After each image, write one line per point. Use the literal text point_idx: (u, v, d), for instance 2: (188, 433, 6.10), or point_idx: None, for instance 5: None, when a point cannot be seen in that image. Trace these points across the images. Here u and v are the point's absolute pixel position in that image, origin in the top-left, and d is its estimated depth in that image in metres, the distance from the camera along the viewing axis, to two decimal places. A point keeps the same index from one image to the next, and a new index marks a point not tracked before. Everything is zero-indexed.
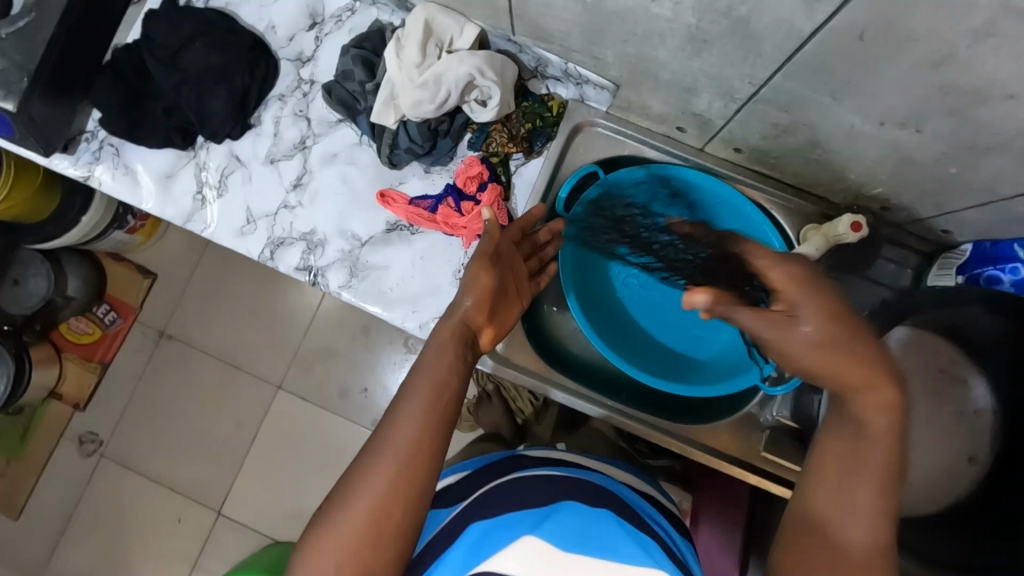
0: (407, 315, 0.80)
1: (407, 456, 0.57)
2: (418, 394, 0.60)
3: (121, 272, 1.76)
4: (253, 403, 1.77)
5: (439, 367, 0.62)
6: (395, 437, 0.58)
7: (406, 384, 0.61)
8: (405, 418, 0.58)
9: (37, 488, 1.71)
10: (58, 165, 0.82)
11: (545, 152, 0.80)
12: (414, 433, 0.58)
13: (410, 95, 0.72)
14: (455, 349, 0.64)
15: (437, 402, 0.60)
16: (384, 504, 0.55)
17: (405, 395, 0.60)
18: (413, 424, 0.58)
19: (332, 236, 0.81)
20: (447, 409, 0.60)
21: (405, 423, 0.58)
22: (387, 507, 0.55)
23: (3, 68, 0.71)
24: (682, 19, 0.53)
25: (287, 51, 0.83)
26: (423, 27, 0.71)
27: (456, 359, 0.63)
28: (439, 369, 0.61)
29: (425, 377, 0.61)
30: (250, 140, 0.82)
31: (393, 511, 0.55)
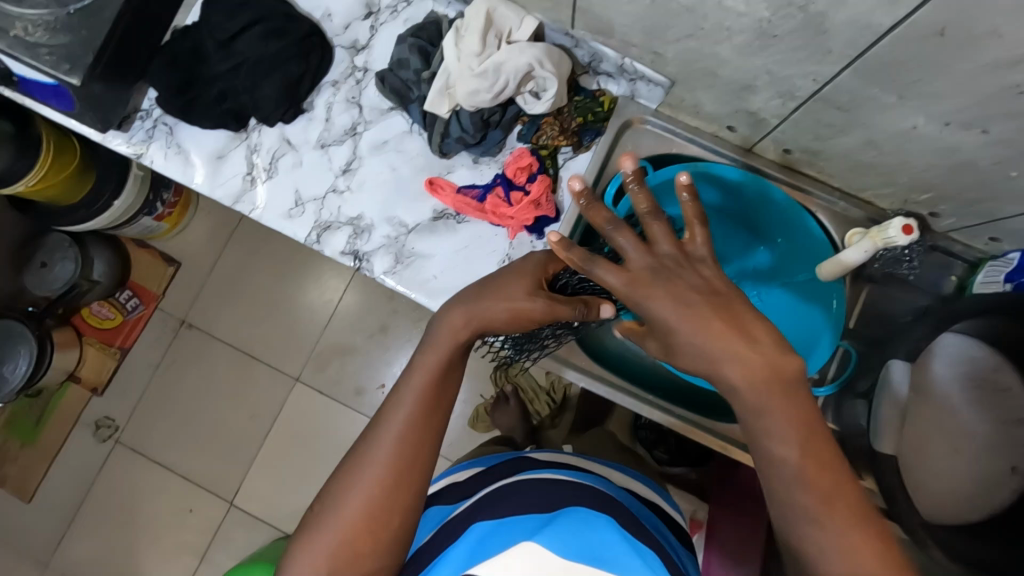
0: None
1: (400, 466, 0.59)
2: (402, 409, 0.60)
3: (146, 259, 1.77)
4: (269, 394, 1.76)
5: (428, 377, 0.61)
6: (381, 453, 0.59)
7: (394, 392, 0.62)
8: (397, 430, 0.60)
9: (50, 472, 1.73)
10: (112, 142, 0.83)
11: (593, 147, 0.81)
12: (409, 443, 0.60)
13: (466, 84, 0.72)
14: (449, 362, 0.63)
15: (431, 413, 0.61)
16: (381, 510, 0.58)
17: (397, 405, 0.61)
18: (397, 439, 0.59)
19: (378, 222, 0.82)
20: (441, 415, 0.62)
21: (387, 441, 0.59)
22: (382, 512, 0.58)
23: (68, 43, 0.72)
24: (755, 14, 0.54)
25: (343, 39, 0.84)
26: (485, 17, 0.71)
27: (453, 366, 0.63)
28: (431, 379, 0.61)
29: (418, 385, 0.62)
30: (302, 125, 0.84)
31: (391, 516, 0.59)
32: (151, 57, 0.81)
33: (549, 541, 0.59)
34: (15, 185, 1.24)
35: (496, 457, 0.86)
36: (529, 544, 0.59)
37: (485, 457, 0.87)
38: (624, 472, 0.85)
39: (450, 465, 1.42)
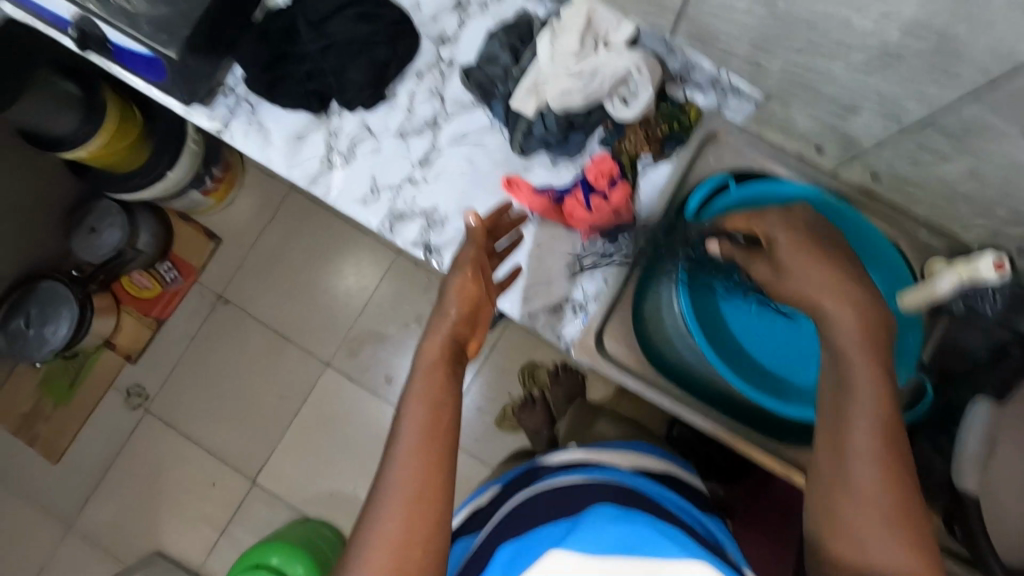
0: (517, 303, 0.81)
1: (413, 495, 0.58)
2: (412, 423, 0.61)
3: (189, 233, 1.77)
4: (299, 375, 1.77)
5: (433, 389, 0.63)
6: (400, 475, 0.59)
7: (402, 407, 0.63)
8: (405, 458, 0.59)
9: (80, 435, 1.75)
10: (195, 116, 0.84)
11: (674, 156, 0.80)
12: (420, 467, 0.59)
13: (559, 84, 0.72)
14: (445, 381, 0.64)
15: (434, 434, 0.61)
16: (407, 541, 0.57)
17: (400, 434, 0.61)
18: (415, 454, 0.59)
19: (452, 215, 0.82)
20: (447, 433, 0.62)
21: (406, 462, 0.59)
22: (413, 543, 0.57)
23: (168, 15, 0.73)
24: (881, 34, 0.53)
25: (429, 30, 0.84)
26: (585, 18, 0.71)
27: (448, 385, 0.64)
28: (435, 389, 0.63)
29: (418, 411, 0.62)
30: (383, 112, 0.84)
31: (419, 544, 0.57)
32: (240, 34, 0.81)
33: (581, 544, 0.57)
34: (77, 151, 1.26)
35: (516, 472, 0.85)
36: (558, 553, 0.56)
37: (502, 476, 0.88)
38: (657, 467, 0.79)
39: (478, 462, 1.41)
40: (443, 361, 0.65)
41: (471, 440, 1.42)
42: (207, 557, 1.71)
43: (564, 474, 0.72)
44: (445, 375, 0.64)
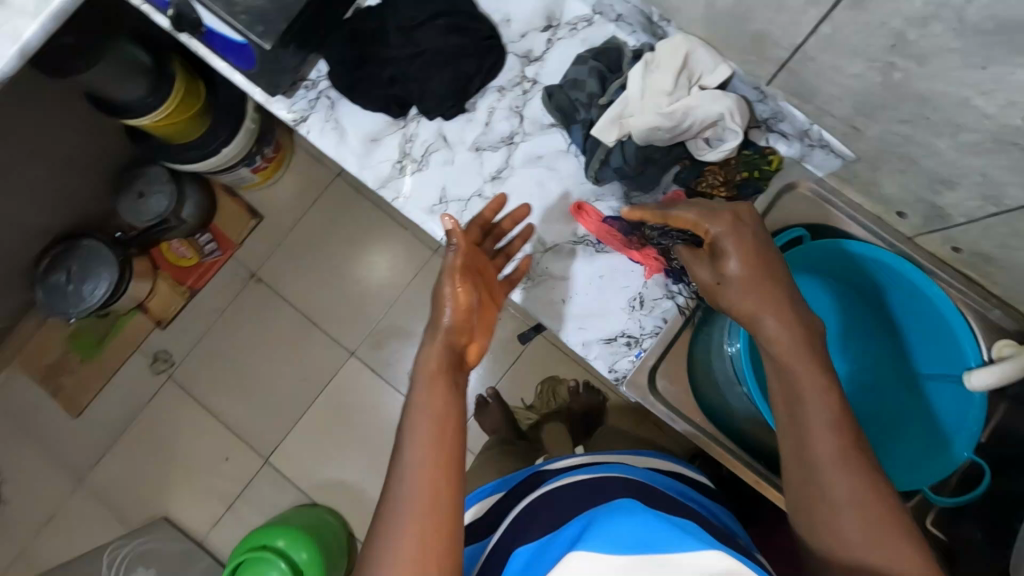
0: (573, 331, 0.81)
1: (423, 510, 0.56)
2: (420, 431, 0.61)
3: (232, 208, 1.78)
4: (322, 362, 1.78)
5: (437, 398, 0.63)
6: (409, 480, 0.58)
7: (406, 419, 0.62)
8: (414, 474, 0.58)
9: (102, 392, 1.77)
10: (275, 106, 0.84)
11: (751, 204, 0.78)
12: (429, 478, 0.58)
13: (647, 119, 0.71)
14: (447, 391, 0.64)
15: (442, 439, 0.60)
16: (423, 555, 0.54)
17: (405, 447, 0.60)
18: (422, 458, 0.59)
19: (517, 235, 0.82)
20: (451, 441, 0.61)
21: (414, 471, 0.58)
22: (427, 556, 0.55)
23: (267, 8, 0.73)
24: (1002, 119, 0.52)
25: (517, 47, 0.84)
26: (683, 57, 0.71)
27: (450, 396, 0.63)
28: (438, 401, 0.62)
29: (424, 423, 0.61)
30: (461, 124, 0.84)
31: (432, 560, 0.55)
32: (331, 29, 0.81)
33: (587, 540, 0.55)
34: (143, 119, 1.29)
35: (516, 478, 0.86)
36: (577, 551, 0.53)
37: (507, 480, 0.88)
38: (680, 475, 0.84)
39: None
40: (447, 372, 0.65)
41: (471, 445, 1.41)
42: (211, 529, 1.72)
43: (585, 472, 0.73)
44: (447, 385, 0.64)
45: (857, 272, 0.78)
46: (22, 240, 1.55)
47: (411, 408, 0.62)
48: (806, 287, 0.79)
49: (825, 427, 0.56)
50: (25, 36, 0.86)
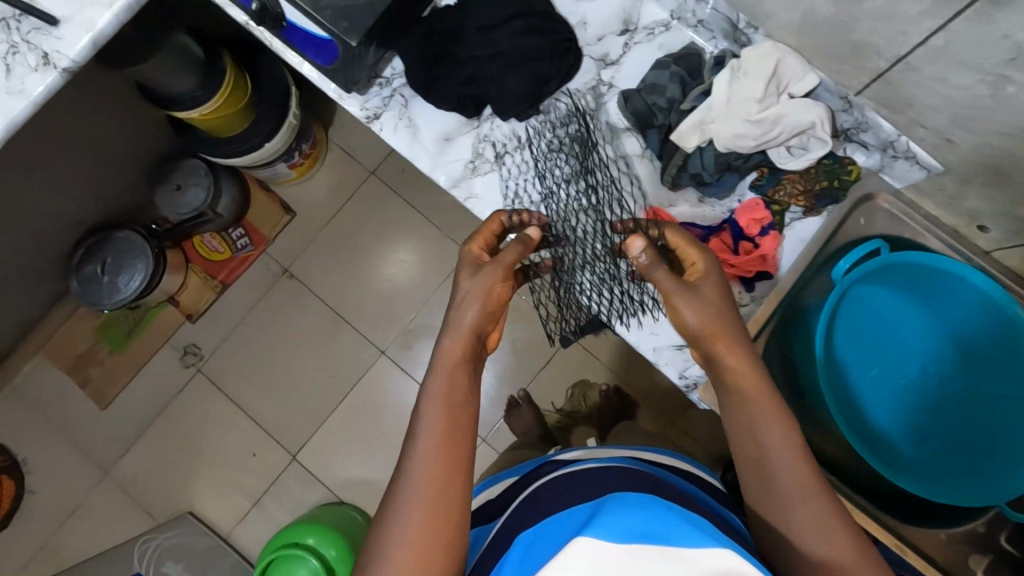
0: (644, 336, 0.81)
1: (432, 506, 0.60)
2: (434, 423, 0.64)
3: (265, 203, 1.76)
4: (351, 360, 1.77)
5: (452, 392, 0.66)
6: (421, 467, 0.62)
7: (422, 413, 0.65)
8: (425, 464, 0.62)
9: (130, 384, 1.76)
10: (347, 103, 0.84)
11: (825, 213, 0.79)
12: (440, 472, 0.61)
13: (733, 127, 0.72)
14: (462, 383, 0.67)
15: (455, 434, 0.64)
16: (428, 544, 0.59)
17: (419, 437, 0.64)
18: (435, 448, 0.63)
19: (590, 238, 0.82)
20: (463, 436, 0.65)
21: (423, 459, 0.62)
22: (432, 545, 0.59)
23: (354, 4, 0.73)
24: None
25: (593, 50, 0.83)
26: (775, 65, 0.70)
27: (463, 388, 0.67)
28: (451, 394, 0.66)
29: (435, 416, 0.64)
30: (535, 125, 0.84)
31: (437, 550, 0.59)
32: (409, 27, 0.81)
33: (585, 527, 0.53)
34: (190, 112, 1.29)
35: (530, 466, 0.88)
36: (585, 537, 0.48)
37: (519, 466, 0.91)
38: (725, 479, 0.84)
39: None
40: (465, 363, 0.68)
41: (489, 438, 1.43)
42: (236, 525, 1.71)
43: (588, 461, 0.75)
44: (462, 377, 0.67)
45: (933, 279, 0.76)
46: (59, 229, 1.54)
47: (424, 401, 0.66)
48: (870, 297, 0.79)
49: (777, 441, 0.62)
50: (99, 25, 0.85)
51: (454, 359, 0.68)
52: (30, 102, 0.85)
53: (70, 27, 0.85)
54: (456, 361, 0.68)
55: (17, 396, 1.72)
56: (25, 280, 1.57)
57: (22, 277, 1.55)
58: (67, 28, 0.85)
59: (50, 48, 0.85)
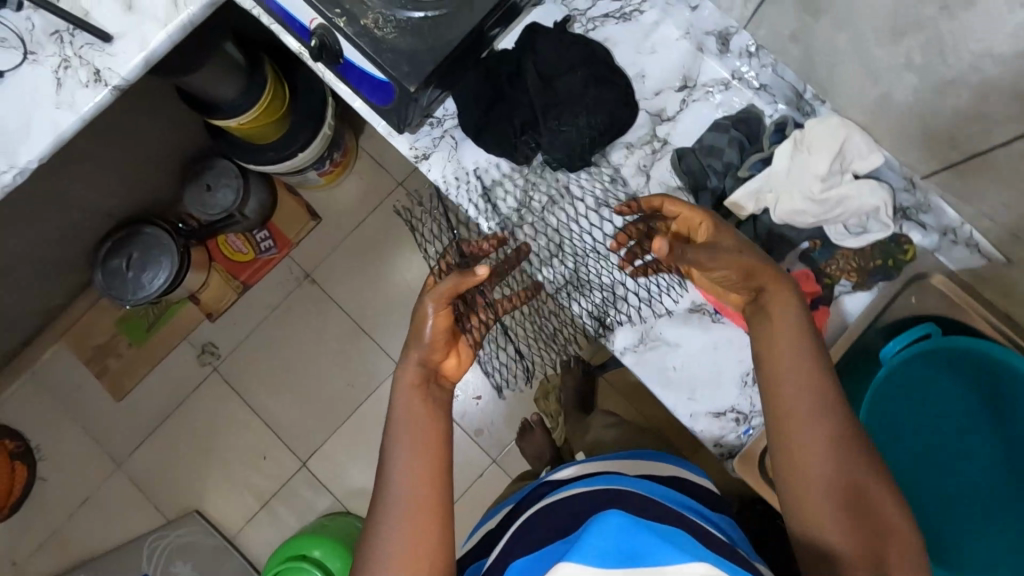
0: (682, 401, 0.80)
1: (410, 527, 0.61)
2: (405, 448, 0.65)
3: (291, 206, 1.74)
4: (368, 371, 1.75)
5: (419, 416, 0.67)
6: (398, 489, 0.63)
7: (391, 438, 0.66)
8: (399, 490, 0.63)
9: (147, 378, 1.75)
10: (397, 140, 0.82)
11: (876, 288, 0.77)
12: (418, 488, 0.63)
13: (792, 203, 0.71)
14: (424, 406, 0.67)
15: (423, 455, 0.65)
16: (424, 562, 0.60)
17: (392, 464, 0.64)
18: (410, 472, 0.63)
19: (634, 297, 0.81)
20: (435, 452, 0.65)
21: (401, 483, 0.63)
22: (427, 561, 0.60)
23: (416, 49, 0.72)
24: None
25: (649, 104, 0.82)
26: (842, 143, 0.69)
27: (427, 407, 0.67)
28: (419, 415, 0.67)
29: (398, 446, 0.65)
30: (586, 177, 0.82)
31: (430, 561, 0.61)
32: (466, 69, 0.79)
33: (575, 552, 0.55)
34: (229, 120, 1.28)
35: (524, 492, 0.88)
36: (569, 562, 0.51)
37: (514, 495, 0.91)
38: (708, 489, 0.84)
39: None
40: (422, 386, 0.69)
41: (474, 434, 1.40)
42: (242, 527, 1.71)
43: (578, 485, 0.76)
44: (423, 398, 0.68)
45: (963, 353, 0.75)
46: (88, 222, 1.54)
47: (392, 426, 0.67)
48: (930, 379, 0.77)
49: (807, 425, 0.61)
50: (152, 44, 0.85)
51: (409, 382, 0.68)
52: (78, 117, 0.85)
53: (123, 43, 0.85)
54: (414, 384, 0.69)
55: (38, 382, 1.73)
56: (53, 271, 1.58)
57: (49, 267, 1.55)
58: (120, 44, 0.85)
59: (101, 64, 0.85)
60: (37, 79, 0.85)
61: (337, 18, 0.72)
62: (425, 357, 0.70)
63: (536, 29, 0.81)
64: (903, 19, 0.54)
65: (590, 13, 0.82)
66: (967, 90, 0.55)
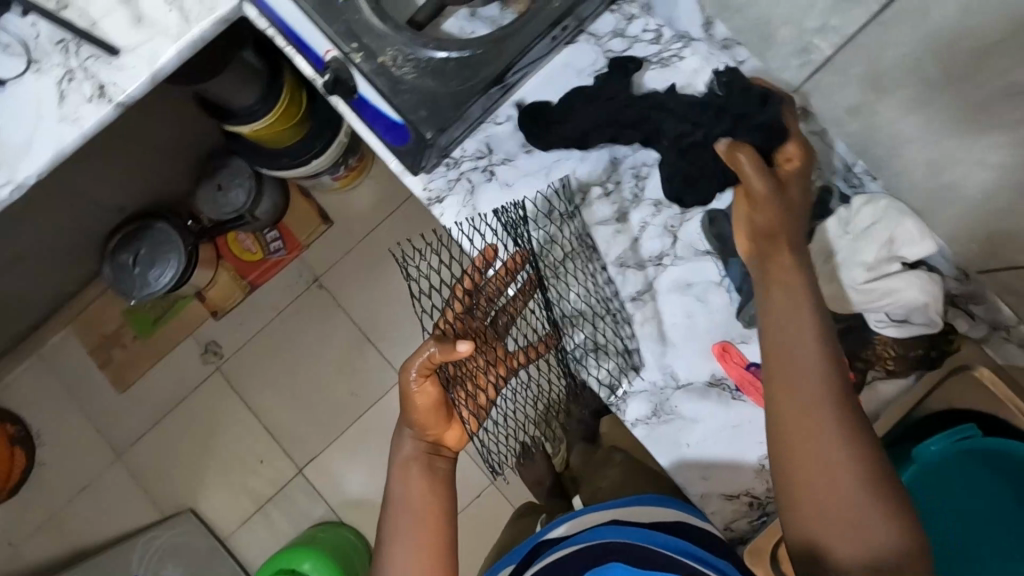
0: (695, 480, 0.74)
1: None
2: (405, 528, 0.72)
3: (303, 208, 1.69)
4: (372, 381, 1.71)
5: (417, 489, 0.74)
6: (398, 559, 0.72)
7: (391, 512, 0.74)
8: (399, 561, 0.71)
9: (149, 373, 1.73)
10: (410, 180, 0.77)
11: (914, 379, 0.72)
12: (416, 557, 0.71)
13: (830, 290, 0.66)
14: (426, 482, 0.75)
15: (421, 527, 0.73)
16: None
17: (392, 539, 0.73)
18: (407, 546, 0.72)
19: (650, 366, 0.76)
20: (438, 526, 0.73)
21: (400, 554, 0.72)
22: None
23: (435, 92, 0.68)
24: None
25: None
26: (893, 231, 0.63)
27: (424, 481, 0.75)
28: (417, 488, 0.74)
29: (404, 518, 0.73)
30: (610, 235, 0.77)
31: None
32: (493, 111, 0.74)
33: None
34: (243, 126, 1.24)
35: (523, 549, 0.83)
36: None
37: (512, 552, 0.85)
38: None
39: None
40: (417, 459, 0.76)
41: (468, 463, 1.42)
42: (237, 528, 1.70)
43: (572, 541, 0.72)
44: (422, 474, 0.75)
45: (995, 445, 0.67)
46: (98, 214, 1.51)
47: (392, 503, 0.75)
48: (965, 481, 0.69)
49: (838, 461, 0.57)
50: (160, 60, 0.80)
51: (403, 459, 0.76)
52: (80, 133, 0.81)
53: (130, 58, 0.81)
54: (409, 460, 0.76)
55: (42, 368, 1.72)
56: (60, 261, 1.56)
57: (57, 258, 1.53)
58: (127, 58, 0.81)
59: (106, 78, 0.80)
60: (40, 90, 0.81)
61: (354, 53, 0.69)
62: (418, 435, 0.76)
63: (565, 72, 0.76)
64: None
65: (625, 56, 0.76)
66: None
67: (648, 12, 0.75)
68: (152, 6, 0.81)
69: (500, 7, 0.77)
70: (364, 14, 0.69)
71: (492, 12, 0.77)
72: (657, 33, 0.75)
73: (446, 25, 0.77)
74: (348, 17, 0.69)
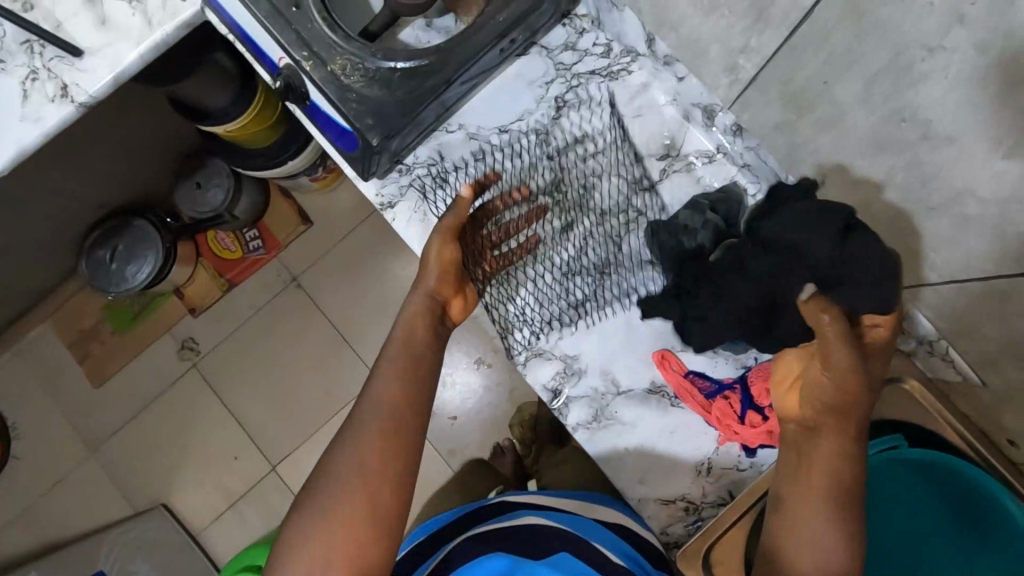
0: (631, 483, 0.76)
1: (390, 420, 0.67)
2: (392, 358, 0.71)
3: (284, 210, 1.71)
4: (346, 381, 1.73)
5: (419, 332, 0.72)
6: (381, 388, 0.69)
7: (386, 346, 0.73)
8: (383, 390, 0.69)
9: (127, 368, 1.74)
10: (364, 186, 0.79)
11: None
12: (396, 391, 0.69)
13: None
14: (425, 327, 0.73)
15: (415, 369, 0.70)
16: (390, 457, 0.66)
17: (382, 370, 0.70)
18: (393, 375, 0.70)
19: (592, 370, 0.78)
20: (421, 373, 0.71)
21: (386, 385, 0.69)
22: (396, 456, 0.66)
23: (382, 100, 0.69)
24: None
25: (630, 171, 0.79)
26: None
27: (430, 324, 0.73)
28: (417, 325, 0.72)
29: (395, 346, 0.72)
30: (586, 171, 0.80)
31: (396, 458, 0.66)
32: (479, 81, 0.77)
33: None
34: (217, 128, 1.24)
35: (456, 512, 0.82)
36: None
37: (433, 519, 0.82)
38: None
39: None
40: (426, 316, 0.73)
41: (435, 463, 1.43)
42: (208, 524, 1.71)
43: (538, 514, 0.74)
44: (424, 324, 0.73)
45: (951, 481, 0.67)
46: (76, 211, 1.53)
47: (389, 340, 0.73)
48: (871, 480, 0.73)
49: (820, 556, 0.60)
50: (123, 63, 0.82)
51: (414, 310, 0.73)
52: (41, 132, 0.82)
53: (94, 60, 0.82)
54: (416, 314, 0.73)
55: (22, 362, 1.73)
56: (39, 255, 1.57)
57: (34, 252, 1.54)
58: (90, 61, 0.82)
59: (70, 79, 0.82)
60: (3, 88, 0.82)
61: (304, 60, 0.70)
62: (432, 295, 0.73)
63: (527, 66, 0.78)
64: (884, 139, 0.51)
65: (576, 69, 0.79)
66: (946, 219, 0.51)
67: (598, 26, 0.78)
68: (115, 9, 0.83)
69: (454, 17, 0.79)
70: (316, 23, 0.70)
71: (447, 22, 0.79)
72: (606, 48, 0.78)
73: (401, 35, 0.79)
74: (297, 25, 0.70)
